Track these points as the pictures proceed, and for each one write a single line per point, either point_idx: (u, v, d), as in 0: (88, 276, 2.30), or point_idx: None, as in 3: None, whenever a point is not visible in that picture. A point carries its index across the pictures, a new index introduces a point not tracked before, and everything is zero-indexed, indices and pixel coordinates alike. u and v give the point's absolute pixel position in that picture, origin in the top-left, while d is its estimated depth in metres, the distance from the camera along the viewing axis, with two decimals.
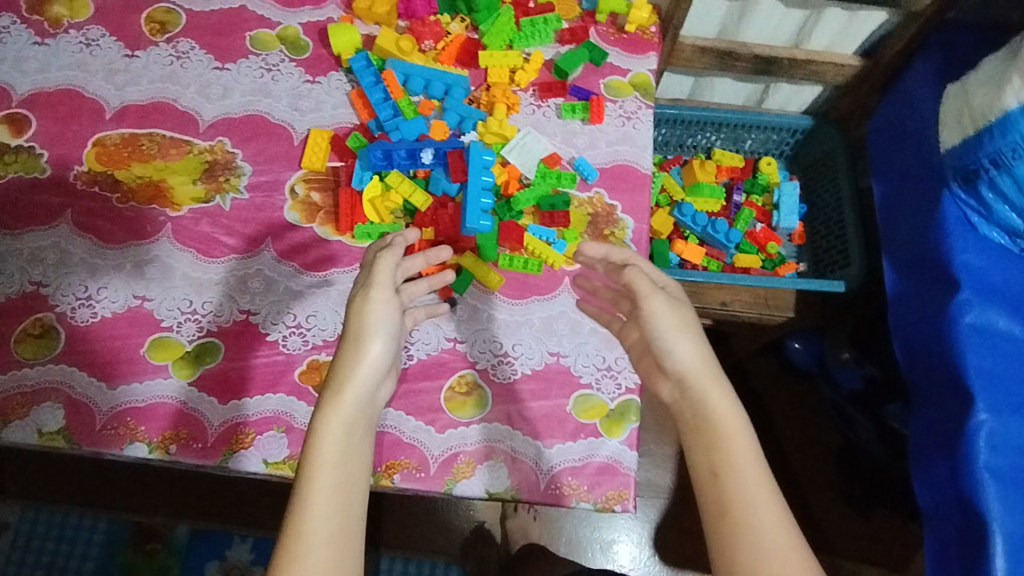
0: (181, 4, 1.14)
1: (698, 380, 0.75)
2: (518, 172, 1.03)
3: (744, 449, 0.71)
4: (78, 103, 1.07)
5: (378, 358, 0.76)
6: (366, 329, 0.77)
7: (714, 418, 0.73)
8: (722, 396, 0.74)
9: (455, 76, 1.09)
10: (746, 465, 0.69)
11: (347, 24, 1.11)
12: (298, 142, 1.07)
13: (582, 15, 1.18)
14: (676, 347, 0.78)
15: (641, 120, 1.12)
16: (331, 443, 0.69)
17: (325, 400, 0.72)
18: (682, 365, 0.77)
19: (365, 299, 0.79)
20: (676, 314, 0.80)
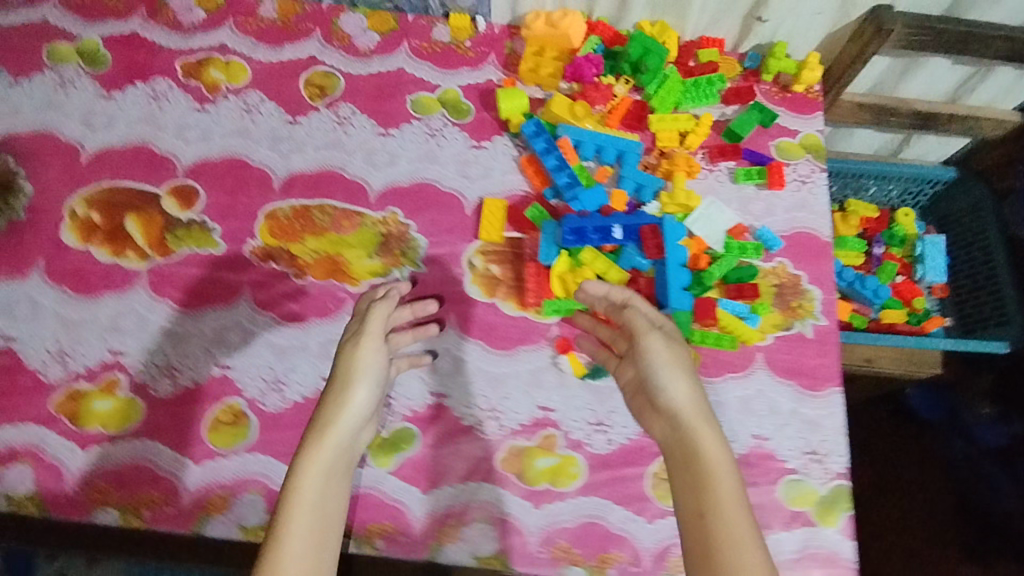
0: (338, 68, 1.12)
1: (690, 418, 0.71)
2: (704, 245, 1.00)
3: (731, 491, 0.66)
4: (245, 173, 1.04)
5: (358, 406, 0.76)
6: (356, 374, 0.78)
7: (703, 458, 0.68)
8: (714, 437, 0.70)
9: (627, 141, 1.05)
10: (731, 506, 0.65)
11: (513, 89, 1.09)
12: (470, 212, 1.04)
13: (742, 74, 1.15)
14: (668, 381, 0.74)
15: (816, 184, 1.09)
16: (311, 487, 0.68)
17: (307, 446, 0.71)
18: (675, 398, 0.73)
19: (358, 346, 0.80)
20: (673, 348, 0.76)
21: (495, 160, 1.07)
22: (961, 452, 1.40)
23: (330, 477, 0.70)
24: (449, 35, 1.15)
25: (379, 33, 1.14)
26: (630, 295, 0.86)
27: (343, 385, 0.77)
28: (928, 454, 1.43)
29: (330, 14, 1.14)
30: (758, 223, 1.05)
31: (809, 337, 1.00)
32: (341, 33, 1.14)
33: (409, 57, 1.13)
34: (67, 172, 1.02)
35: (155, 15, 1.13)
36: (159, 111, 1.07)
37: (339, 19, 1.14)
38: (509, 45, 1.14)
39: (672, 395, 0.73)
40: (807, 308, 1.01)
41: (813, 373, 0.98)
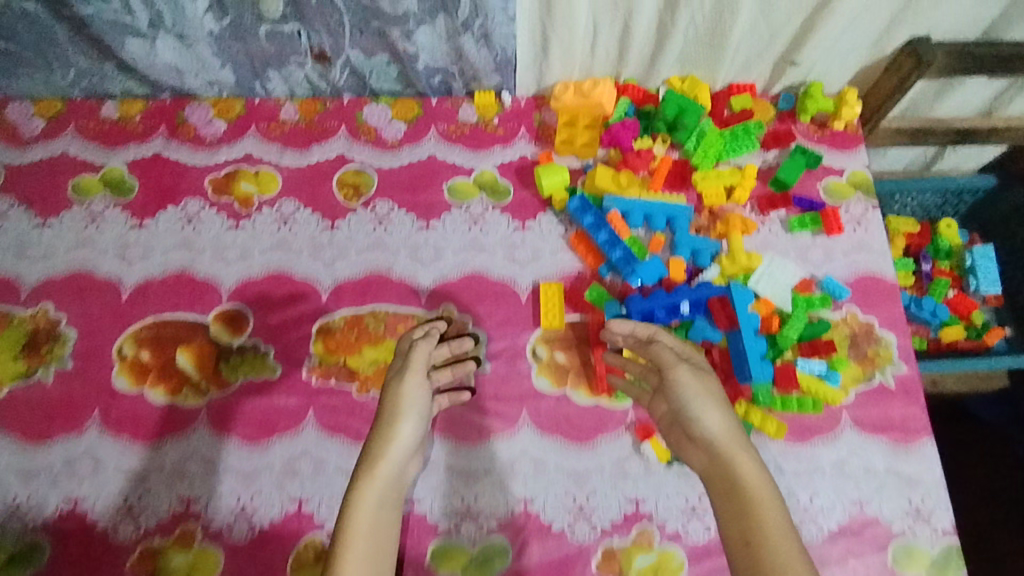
0: (369, 163, 1.09)
1: (727, 446, 0.69)
2: (772, 305, 0.97)
3: (774, 513, 0.64)
4: (291, 288, 1.01)
5: (404, 436, 0.76)
6: (403, 406, 0.78)
7: (743, 484, 0.67)
8: (751, 463, 0.68)
9: (677, 206, 1.03)
10: (779, 530, 0.63)
11: (551, 164, 1.06)
12: (526, 299, 1.01)
13: (777, 116, 1.12)
14: (700, 411, 0.73)
15: (871, 222, 1.04)
16: (360, 518, 0.68)
17: (355, 479, 0.71)
18: (710, 423, 0.72)
19: (403, 381, 0.81)
20: (701, 378, 0.76)
21: (544, 239, 1.04)
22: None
23: (379, 509, 0.69)
24: (476, 114, 1.12)
25: (405, 121, 1.12)
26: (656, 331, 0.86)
27: (387, 419, 0.77)
28: (1004, 461, 1.32)
29: (353, 108, 1.12)
30: (820, 272, 1.01)
31: (892, 389, 0.95)
32: (367, 127, 1.11)
33: (439, 142, 1.11)
34: (111, 312, 0.99)
35: (176, 132, 1.11)
36: (195, 233, 1.05)
37: (363, 112, 1.12)
38: (538, 116, 1.12)
39: (707, 424, 0.72)
40: (884, 357, 0.97)
41: (903, 427, 0.93)
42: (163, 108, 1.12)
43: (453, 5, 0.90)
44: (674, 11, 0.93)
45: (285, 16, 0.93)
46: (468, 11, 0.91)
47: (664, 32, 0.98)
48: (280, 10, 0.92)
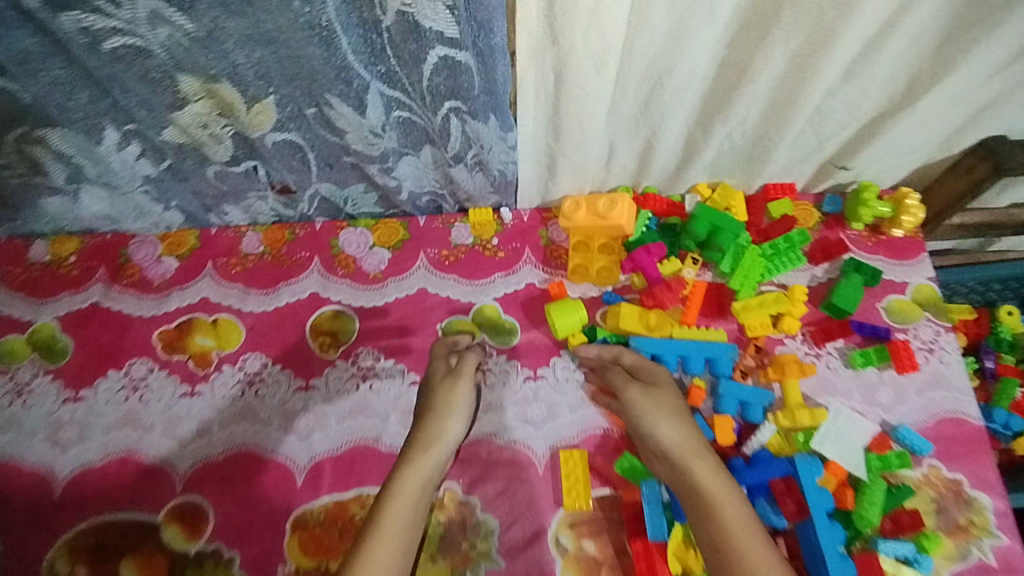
0: (349, 303, 0.93)
1: (680, 453, 0.74)
2: (844, 471, 0.80)
3: (732, 502, 0.70)
4: (259, 470, 0.84)
5: (446, 440, 0.78)
6: (447, 407, 0.80)
7: (705, 492, 0.71)
8: (711, 470, 0.72)
9: (716, 346, 0.86)
10: (742, 519, 0.68)
11: (564, 300, 0.89)
12: (544, 470, 0.84)
13: (822, 220, 0.96)
14: (654, 425, 0.76)
15: (945, 351, 0.88)
16: (400, 514, 0.70)
17: (393, 482, 0.74)
18: (664, 431, 0.76)
19: (453, 390, 0.81)
20: (652, 394, 0.79)
21: (560, 392, 0.88)
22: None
23: (415, 511, 0.72)
24: (471, 234, 0.95)
25: (388, 248, 0.95)
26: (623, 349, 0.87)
27: (430, 423, 0.79)
28: None
29: (327, 235, 0.96)
30: (892, 416, 0.85)
31: (994, 567, 0.78)
32: (344, 257, 0.95)
33: (430, 272, 0.94)
34: (42, 515, 0.83)
35: (118, 275, 0.94)
36: (142, 405, 0.88)
37: (339, 239, 0.95)
38: (544, 234, 0.95)
39: (660, 436, 0.75)
40: (981, 526, 0.80)
41: None
42: (103, 247, 0.95)
43: (443, 137, 0.73)
44: (707, 129, 0.77)
45: (237, 157, 0.76)
46: (460, 143, 0.75)
47: (693, 149, 0.82)
48: (229, 153, 0.74)
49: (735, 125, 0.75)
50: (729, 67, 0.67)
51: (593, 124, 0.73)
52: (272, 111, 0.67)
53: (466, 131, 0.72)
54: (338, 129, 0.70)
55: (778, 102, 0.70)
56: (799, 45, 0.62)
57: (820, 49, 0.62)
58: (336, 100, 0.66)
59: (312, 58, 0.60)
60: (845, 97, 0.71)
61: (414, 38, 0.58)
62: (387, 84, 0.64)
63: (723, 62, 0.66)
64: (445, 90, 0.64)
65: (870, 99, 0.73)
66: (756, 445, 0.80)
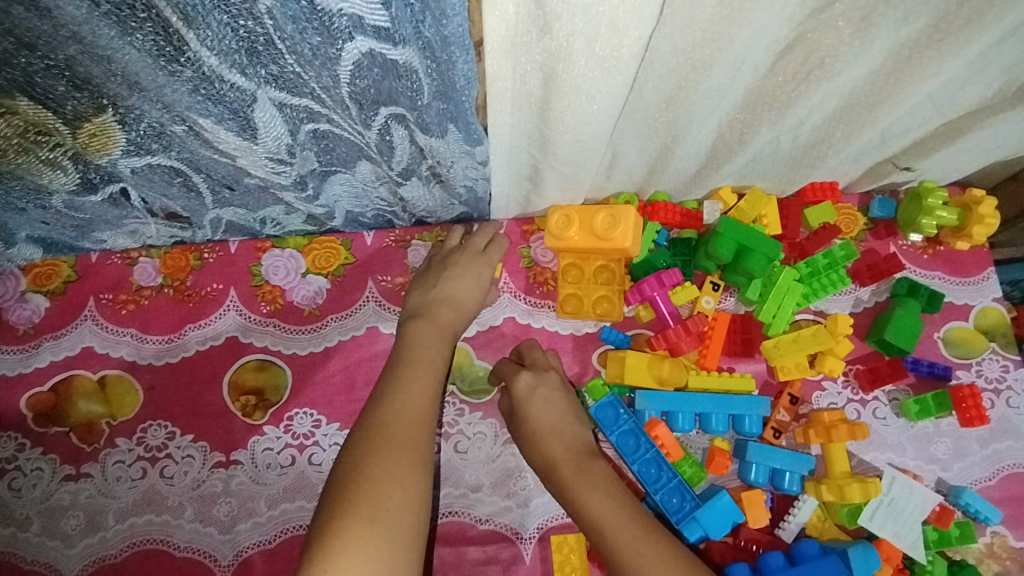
0: (276, 350, 0.72)
1: (548, 475, 0.64)
2: (898, 550, 0.66)
3: (611, 515, 0.59)
4: (170, 575, 0.66)
5: (449, 339, 0.66)
6: (452, 299, 0.69)
7: (580, 511, 0.61)
8: (586, 481, 0.62)
9: (744, 400, 0.69)
10: (624, 532, 0.58)
11: None
12: (532, 559, 0.68)
13: (870, 227, 0.79)
14: (526, 445, 0.66)
15: (1015, 390, 0.73)
16: (415, 397, 0.59)
17: (396, 373, 0.62)
18: (533, 451, 0.66)
19: (473, 289, 0.70)
20: (521, 413, 0.67)
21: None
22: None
23: (432, 396, 0.60)
24: None
25: (326, 275, 0.74)
26: (526, 346, 0.72)
27: (426, 315, 0.67)
28: None
29: (245, 261, 0.74)
30: (951, 474, 0.71)
31: None
32: (268, 289, 0.74)
33: (383, 306, 0.74)
34: None
35: None
36: (13, 495, 0.68)
37: (261, 266, 0.74)
38: (526, 254, 0.76)
39: (531, 457, 0.66)
40: None
41: None
42: None
43: (384, 151, 0.53)
44: (747, 127, 0.58)
45: (91, 183, 0.54)
46: (410, 156, 0.54)
47: (724, 152, 0.63)
48: (75, 179, 0.53)
49: (787, 129, 0.58)
50: (803, 43, 0.47)
51: (596, 133, 0.53)
52: (115, 132, 0.46)
53: (416, 144, 0.52)
54: (223, 151, 0.49)
55: (855, 103, 0.54)
56: (924, 25, 0.46)
57: (948, 35, 0.46)
58: (206, 119, 0.45)
59: (147, 68, 0.39)
60: (942, 88, 0.53)
61: (314, 28, 0.37)
62: (285, 91, 0.43)
63: (800, 35, 0.46)
64: (379, 94, 0.44)
65: (972, 88, 0.54)
66: (794, 527, 0.67)
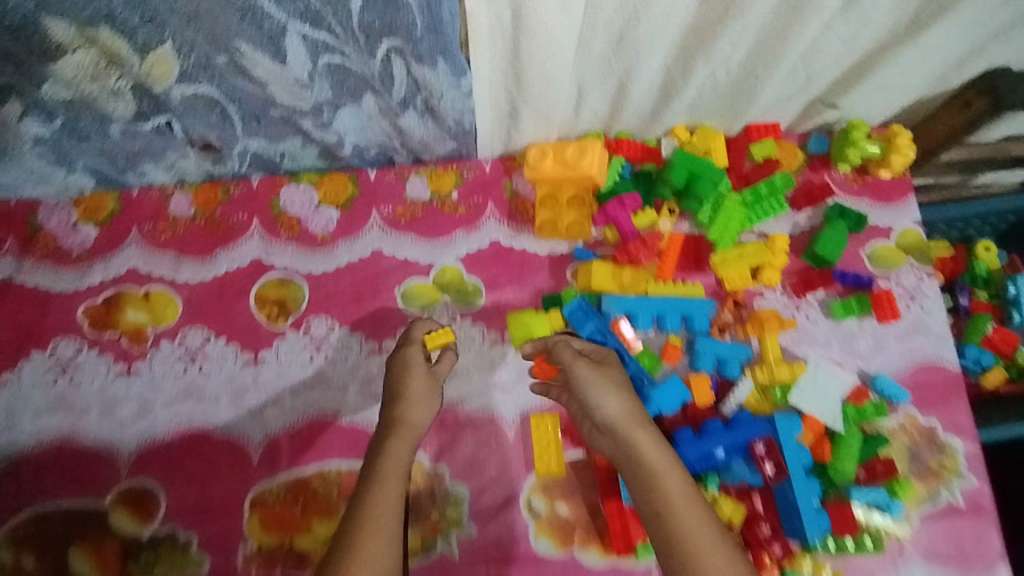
0: (295, 268, 0.85)
1: (625, 428, 0.63)
2: (820, 423, 0.79)
3: (679, 488, 0.59)
4: (210, 451, 0.79)
5: (409, 432, 0.69)
6: (409, 401, 0.71)
7: (654, 473, 0.60)
8: (661, 449, 0.61)
9: (692, 302, 0.82)
10: (692, 514, 0.58)
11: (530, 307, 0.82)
12: (514, 436, 0.81)
13: (807, 162, 0.91)
14: (601, 397, 0.65)
15: (926, 297, 0.86)
16: (383, 501, 0.62)
17: (367, 471, 0.66)
18: (611, 407, 0.64)
19: (425, 381, 0.72)
20: (604, 368, 0.67)
21: (585, 426, 0.69)
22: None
23: (399, 498, 0.63)
24: (428, 189, 0.88)
25: (337, 207, 0.87)
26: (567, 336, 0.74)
27: (394, 415, 0.70)
28: None
29: (265, 194, 0.86)
30: (870, 365, 0.83)
31: (962, 507, 0.80)
32: (287, 218, 0.86)
33: (385, 231, 0.86)
34: None
35: (31, 246, 0.84)
36: (73, 388, 0.80)
37: (280, 198, 0.86)
38: (508, 186, 0.88)
39: (603, 409, 0.64)
40: (951, 469, 0.81)
41: (978, 555, 0.79)
42: (9, 215, 0.84)
43: (385, 82, 0.64)
44: (688, 65, 0.70)
45: (144, 113, 0.66)
46: (407, 88, 0.65)
47: (671, 89, 0.75)
48: (132, 108, 0.64)
49: (720, 64, 0.70)
50: None
51: (560, 67, 0.65)
52: (171, 62, 0.58)
53: (411, 77, 0.63)
54: (256, 79, 0.62)
55: (772, 37, 0.66)
56: None
57: None
58: (246, 46, 0.57)
59: None
60: (840, 21, 0.66)
61: None
62: (310, 24, 0.56)
63: None
64: (381, 26, 0.56)
65: (867, 23, 0.67)
66: (734, 405, 0.78)
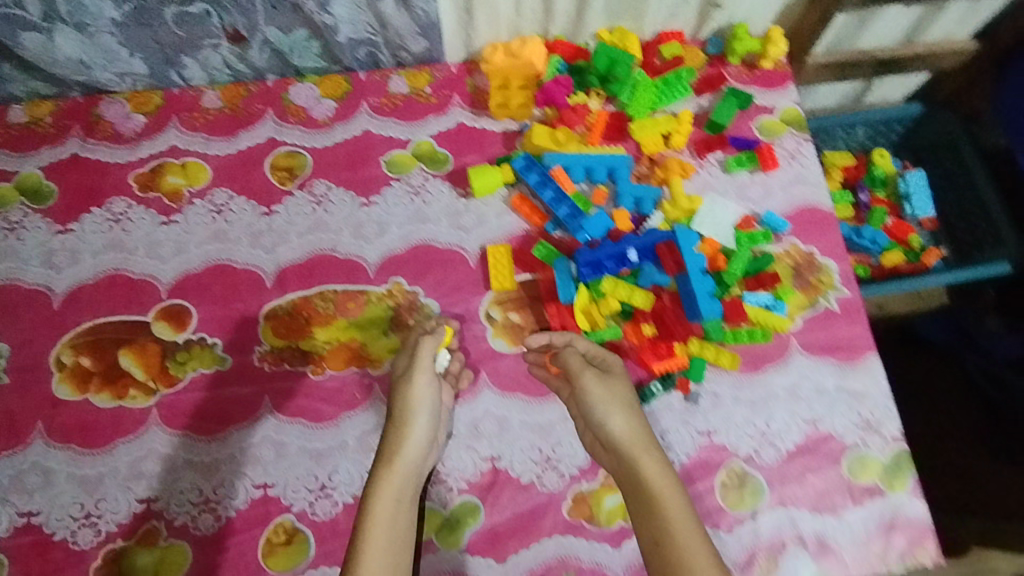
0: (301, 144, 1.07)
1: (630, 446, 0.79)
2: (716, 243, 0.99)
3: (670, 494, 0.75)
4: (233, 278, 0.99)
5: (401, 451, 0.83)
6: (405, 421, 0.85)
7: (649, 485, 0.76)
8: (654, 463, 0.78)
9: (616, 157, 1.03)
10: (678, 522, 0.73)
11: (486, 164, 1.04)
12: (475, 264, 1.01)
13: (708, 61, 1.13)
14: (608, 416, 0.82)
15: (804, 156, 1.08)
16: (383, 512, 0.78)
17: (380, 480, 0.81)
18: (616, 427, 0.81)
19: (410, 381, 0.87)
20: (610, 385, 0.84)
21: (591, 443, 0.86)
22: (977, 366, 1.42)
23: (398, 512, 0.79)
24: (406, 85, 1.10)
25: (334, 99, 1.09)
26: (573, 336, 0.91)
27: (395, 438, 0.84)
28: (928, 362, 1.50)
29: (278, 90, 1.09)
30: (759, 208, 1.04)
31: (836, 311, 0.98)
32: (295, 107, 1.08)
33: (373, 116, 1.09)
34: (47, 322, 0.96)
35: (92, 131, 1.06)
36: (125, 233, 1.01)
37: (289, 93, 1.09)
38: (470, 82, 1.10)
39: (611, 428, 0.81)
40: (827, 283, 1.00)
41: (849, 345, 0.96)
42: (76, 107, 1.07)
43: None
44: None
45: None
46: None
47: None
48: None
49: None
50: None
51: None
52: None
53: None
54: None
55: None
56: None
57: None
58: None
59: None
60: None
61: None
62: None
63: None
64: None
65: None
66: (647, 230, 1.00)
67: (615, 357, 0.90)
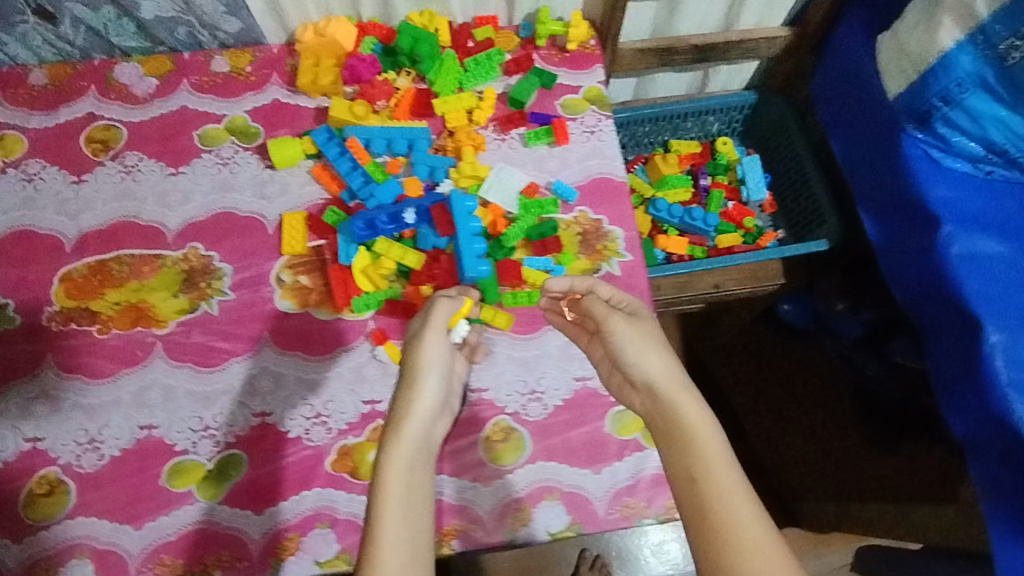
0: (119, 118, 1.11)
1: (666, 387, 0.68)
2: (501, 210, 1.04)
3: (707, 435, 0.64)
4: (33, 242, 1.03)
5: (421, 413, 0.72)
6: (417, 380, 0.75)
7: (686, 430, 0.65)
8: (694, 404, 0.66)
9: (415, 129, 1.08)
10: (717, 467, 0.62)
11: (290, 137, 1.08)
12: (272, 230, 1.04)
13: (521, 44, 1.18)
14: (640, 358, 0.71)
15: (604, 132, 1.12)
16: (394, 479, 0.66)
17: (388, 442, 0.69)
18: (644, 369, 0.70)
19: (419, 343, 0.78)
20: (639, 325, 0.74)
21: (618, 383, 0.77)
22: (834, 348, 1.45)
23: (412, 482, 0.66)
24: (228, 64, 1.15)
25: (157, 77, 1.13)
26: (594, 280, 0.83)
27: (405, 396, 0.74)
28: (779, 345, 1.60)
29: (102, 68, 1.13)
30: (554, 179, 1.08)
31: (617, 275, 1.02)
32: (117, 85, 1.13)
33: (192, 94, 1.13)
34: None
35: None
36: None
37: (114, 71, 1.13)
38: (290, 62, 1.15)
39: (642, 369, 0.70)
40: (612, 250, 1.04)
41: None
42: None
43: None
44: None
45: None
46: None
47: None
48: None
49: None
50: None
51: None
52: None
53: None
54: None
55: None
56: None
57: None
58: None
59: None
60: None
61: None
62: None
63: None
64: None
65: None
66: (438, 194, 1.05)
67: (638, 297, 0.81)
